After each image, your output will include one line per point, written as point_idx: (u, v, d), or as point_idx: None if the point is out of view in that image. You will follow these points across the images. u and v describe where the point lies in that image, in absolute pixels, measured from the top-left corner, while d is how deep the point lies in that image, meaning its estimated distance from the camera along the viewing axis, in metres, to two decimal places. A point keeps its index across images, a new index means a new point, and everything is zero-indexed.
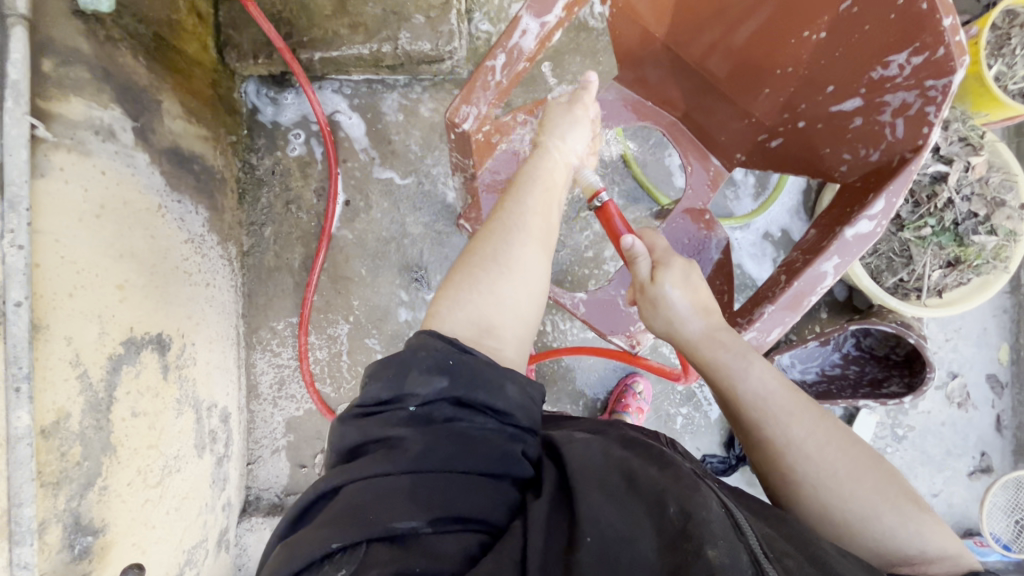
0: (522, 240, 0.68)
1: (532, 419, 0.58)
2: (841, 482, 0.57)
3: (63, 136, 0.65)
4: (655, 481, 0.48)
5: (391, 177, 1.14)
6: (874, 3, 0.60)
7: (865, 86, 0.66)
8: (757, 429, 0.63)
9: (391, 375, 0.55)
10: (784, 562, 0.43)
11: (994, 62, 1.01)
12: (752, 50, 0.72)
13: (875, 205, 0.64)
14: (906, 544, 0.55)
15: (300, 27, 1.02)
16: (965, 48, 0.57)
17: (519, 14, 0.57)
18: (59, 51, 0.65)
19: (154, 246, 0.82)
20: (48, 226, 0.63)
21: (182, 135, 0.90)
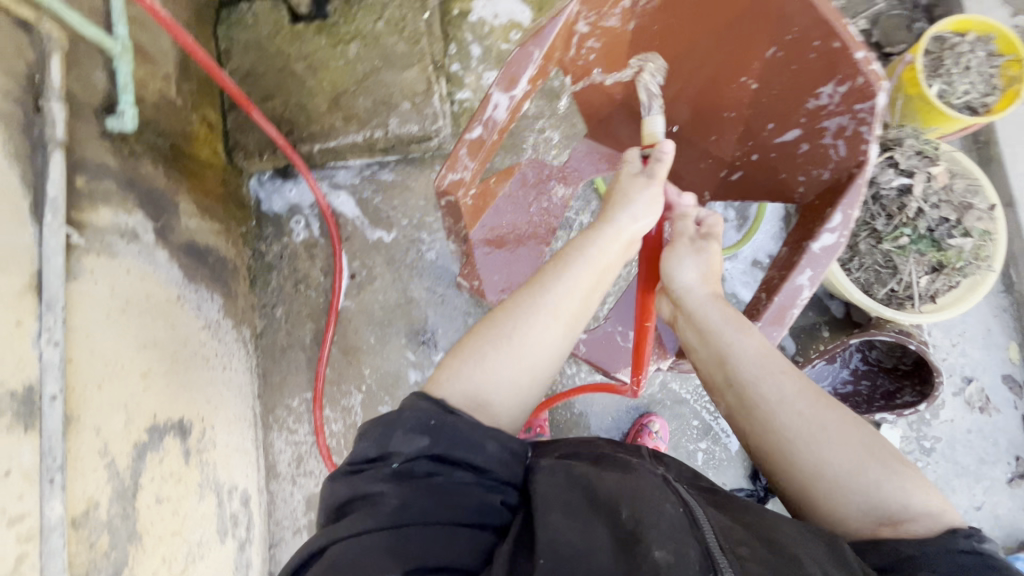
0: (543, 323, 0.68)
1: (512, 471, 0.61)
2: (830, 437, 0.60)
3: (93, 242, 0.72)
4: (613, 497, 0.57)
5: (381, 236, 1.21)
6: (794, 47, 0.67)
7: (805, 116, 0.72)
8: (750, 389, 0.66)
9: (377, 433, 0.57)
10: (738, 551, 0.51)
11: (934, 82, 1.10)
12: (697, 99, 0.78)
13: (834, 219, 0.69)
14: (891, 497, 0.56)
15: (300, 125, 1.14)
16: (882, 75, 0.63)
17: (489, 91, 0.63)
18: (91, 168, 0.74)
19: (174, 335, 0.88)
20: (81, 324, 0.68)
21: (197, 231, 0.98)
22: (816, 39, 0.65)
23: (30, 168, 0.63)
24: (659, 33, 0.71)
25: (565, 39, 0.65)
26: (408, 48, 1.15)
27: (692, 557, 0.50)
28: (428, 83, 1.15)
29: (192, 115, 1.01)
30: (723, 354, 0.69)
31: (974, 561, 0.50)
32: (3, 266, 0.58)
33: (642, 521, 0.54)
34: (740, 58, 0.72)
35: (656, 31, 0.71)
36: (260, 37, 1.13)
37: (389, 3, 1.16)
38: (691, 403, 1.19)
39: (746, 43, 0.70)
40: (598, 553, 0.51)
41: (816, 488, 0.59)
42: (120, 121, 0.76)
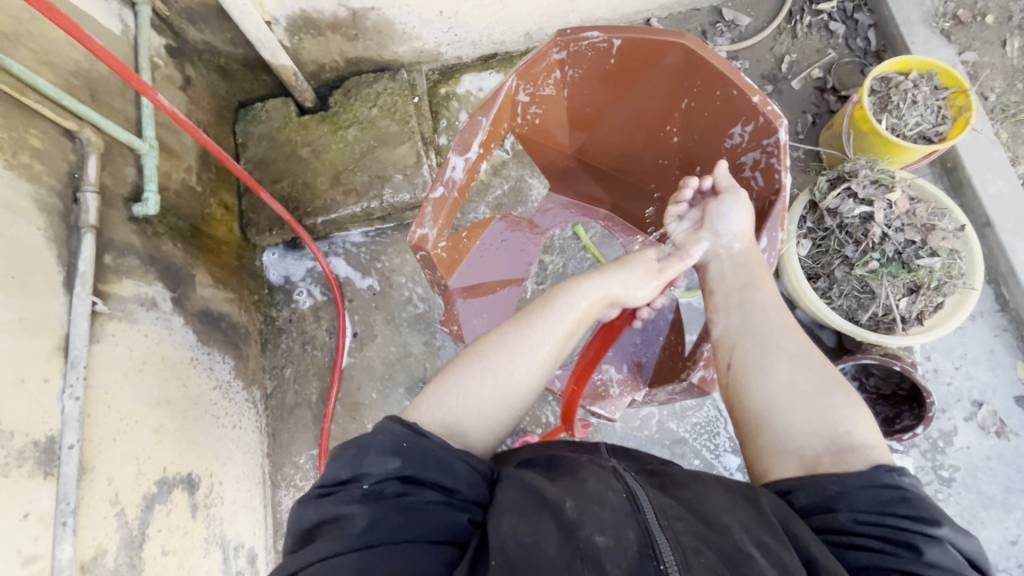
0: (523, 360, 0.73)
1: (477, 491, 0.65)
2: (809, 362, 0.69)
3: (116, 310, 0.82)
4: (559, 496, 0.63)
5: (372, 284, 1.31)
6: (704, 97, 0.76)
7: (724, 154, 0.81)
8: (751, 314, 0.75)
9: (350, 456, 0.62)
10: (675, 524, 0.58)
11: (886, 117, 1.17)
12: (635, 149, 0.87)
13: (761, 243, 0.79)
14: (846, 425, 0.65)
15: (305, 201, 1.27)
16: (780, 113, 0.71)
17: (448, 155, 0.72)
18: (117, 247, 0.85)
19: (186, 393, 0.96)
20: (100, 382, 0.77)
21: (211, 299, 1.09)
22: (718, 90, 0.74)
23: (65, 249, 0.75)
24: (588, 97, 0.80)
25: (509, 107, 0.75)
26: (399, 128, 1.30)
27: (631, 536, 0.57)
28: (418, 157, 1.28)
29: (210, 199, 1.15)
30: (746, 285, 0.77)
31: (889, 495, 0.58)
32: (35, 331, 0.68)
33: (584, 512, 0.61)
34: (662, 110, 0.80)
35: (585, 95, 0.80)
36: (271, 130, 1.30)
37: (383, 92, 1.33)
38: (690, 441, 1.19)
39: (664, 98, 0.79)
40: (545, 543, 0.57)
41: (778, 398, 0.68)
42: (144, 206, 0.89)
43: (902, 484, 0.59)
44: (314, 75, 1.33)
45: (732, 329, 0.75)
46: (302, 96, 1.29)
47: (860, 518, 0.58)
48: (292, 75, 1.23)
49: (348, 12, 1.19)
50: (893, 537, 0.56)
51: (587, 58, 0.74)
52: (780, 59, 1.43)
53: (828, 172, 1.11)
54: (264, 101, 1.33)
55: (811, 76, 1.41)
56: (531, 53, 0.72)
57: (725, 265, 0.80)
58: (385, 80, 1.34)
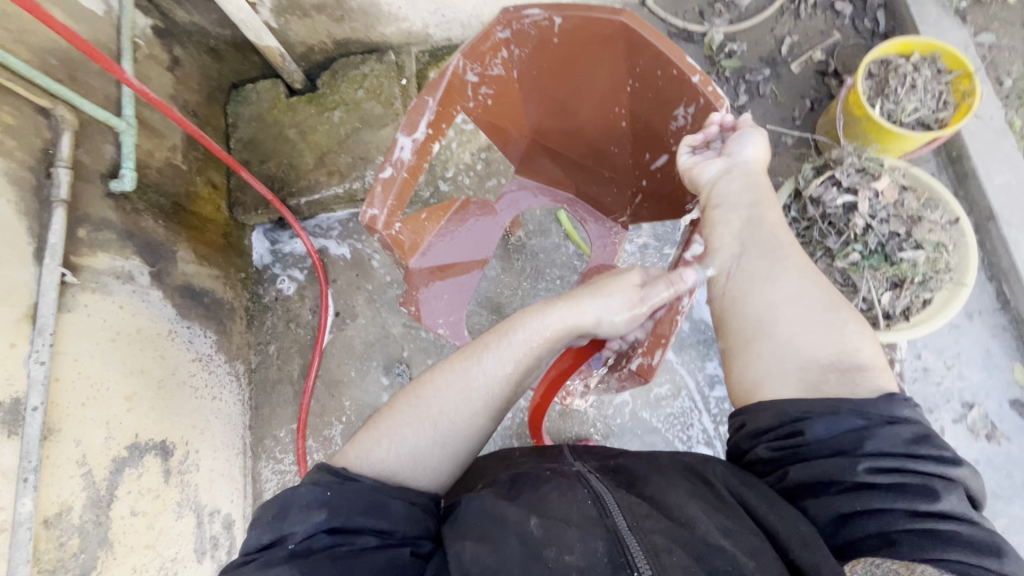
0: (467, 406, 0.68)
1: (419, 526, 0.61)
2: (818, 281, 0.66)
3: (88, 281, 0.86)
4: (521, 515, 0.60)
5: (344, 253, 1.34)
6: (648, 78, 0.75)
7: (674, 138, 0.80)
8: (761, 228, 0.70)
9: (272, 516, 0.57)
10: (645, 525, 0.56)
11: (881, 103, 1.11)
12: (590, 132, 0.85)
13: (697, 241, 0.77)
14: (851, 343, 0.61)
15: (290, 181, 1.30)
16: (721, 94, 0.71)
17: (395, 135, 0.73)
18: (92, 222, 0.89)
19: (163, 364, 1.00)
20: (68, 349, 0.80)
21: (194, 275, 1.12)
22: (659, 70, 0.73)
23: (36, 221, 0.78)
24: (537, 76, 0.79)
25: (458, 87, 0.75)
26: (383, 110, 1.31)
27: (598, 549, 0.55)
28: None
29: (196, 178, 1.18)
30: (752, 204, 0.72)
31: (913, 434, 0.54)
32: (3, 299, 0.72)
33: (550, 530, 0.58)
34: (609, 93, 0.79)
35: (534, 74, 0.78)
36: (260, 111, 1.33)
37: (370, 74, 1.33)
38: (662, 431, 1.17)
39: (609, 80, 0.77)
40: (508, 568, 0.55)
41: (783, 312, 0.64)
42: (120, 182, 0.92)
43: (918, 419, 0.56)
44: (304, 57, 1.34)
45: (736, 241, 0.71)
46: (290, 78, 1.31)
47: (881, 465, 0.53)
48: (278, 56, 1.24)
49: None
50: (910, 484, 0.52)
51: (530, 37, 0.73)
52: (781, 41, 1.36)
53: (815, 161, 1.07)
54: (256, 83, 1.35)
55: (812, 59, 1.35)
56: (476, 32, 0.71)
57: (735, 183, 0.73)
58: (372, 62, 1.35)
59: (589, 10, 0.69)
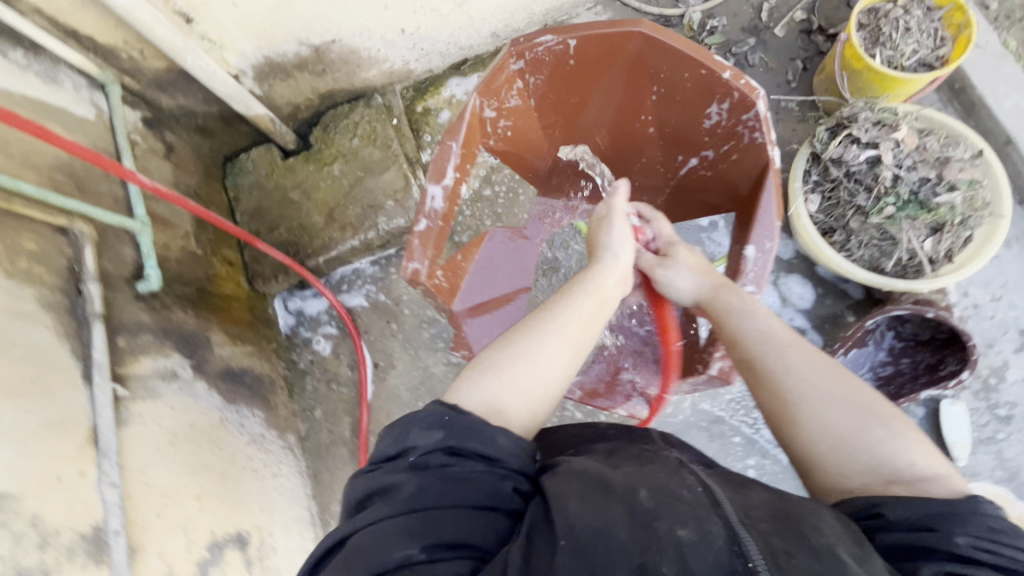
0: (554, 341, 0.73)
1: (525, 463, 0.65)
2: (836, 400, 0.66)
3: (138, 390, 0.84)
4: (628, 485, 0.60)
5: (361, 302, 1.33)
6: (674, 80, 0.76)
7: (708, 136, 0.80)
8: (760, 362, 0.72)
9: (396, 434, 0.64)
10: (759, 526, 0.55)
11: (880, 51, 1.10)
12: (616, 138, 0.87)
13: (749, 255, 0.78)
14: (897, 460, 0.62)
15: (304, 244, 1.29)
16: (755, 85, 0.72)
17: (425, 185, 0.72)
18: (129, 329, 0.87)
19: (221, 454, 0.98)
20: (134, 462, 0.78)
21: (231, 357, 1.11)
22: (687, 73, 0.75)
23: (77, 341, 0.77)
24: (561, 94, 0.80)
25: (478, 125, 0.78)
26: (382, 153, 1.29)
27: (715, 533, 0.54)
28: (405, 180, 1.28)
29: (212, 259, 1.17)
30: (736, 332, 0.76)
31: (1003, 524, 0.54)
32: (63, 429, 0.70)
33: (661, 501, 0.57)
34: (635, 100, 0.81)
35: (555, 95, 0.80)
36: (259, 178, 1.31)
37: (361, 121, 1.32)
38: (726, 419, 1.16)
39: (632, 90, 0.79)
40: (615, 528, 0.55)
41: (823, 445, 0.65)
42: (147, 282, 0.91)
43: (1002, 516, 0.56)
44: (292, 116, 1.33)
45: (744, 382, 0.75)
46: (284, 140, 1.29)
47: (978, 544, 0.53)
48: (269, 122, 1.23)
49: (311, 49, 1.18)
50: (1008, 567, 0.52)
51: (545, 62, 0.75)
52: (759, 7, 1.35)
53: (827, 121, 1.05)
54: (248, 151, 1.33)
55: (794, 20, 1.34)
56: (488, 69, 0.74)
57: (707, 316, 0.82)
58: (361, 108, 1.33)
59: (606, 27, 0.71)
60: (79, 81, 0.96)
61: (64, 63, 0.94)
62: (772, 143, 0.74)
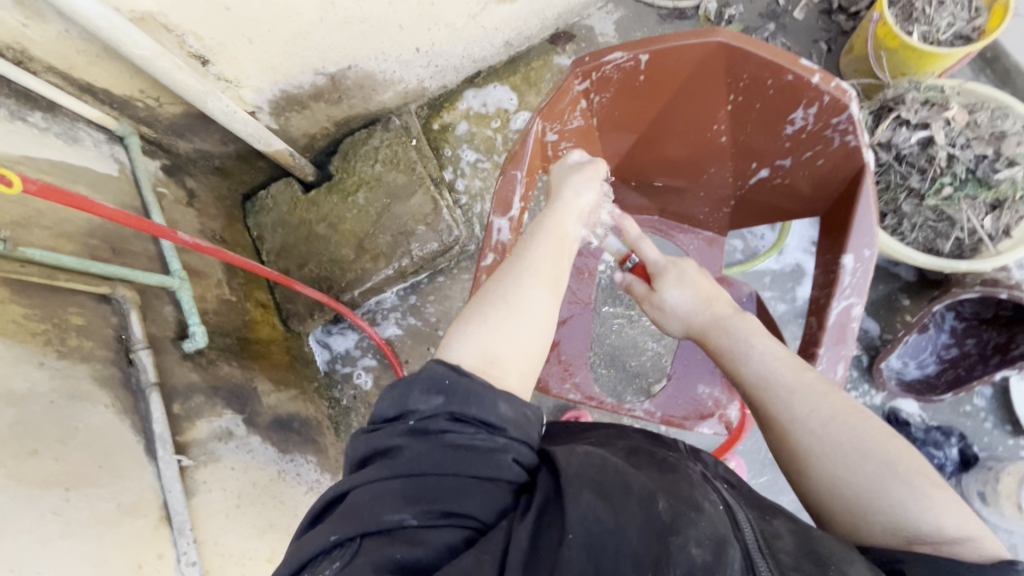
0: (529, 282, 0.72)
1: (526, 432, 0.63)
2: (847, 455, 0.65)
3: (200, 455, 0.80)
4: (647, 490, 0.59)
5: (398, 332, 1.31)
6: (752, 88, 0.72)
7: (788, 142, 0.76)
8: (766, 411, 0.72)
9: (397, 394, 0.62)
10: (778, 555, 0.56)
11: (913, 27, 1.07)
12: (680, 151, 0.83)
13: (847, 262, 0.72)
14: (918, 520, 0.59)
15: (337, 278, 1.25)
16: (845, 87, 0.67)
17: (492, 217, 0.75)
18: (182, 393, 0.83)
19: (284, 508, 0.95)
20: (207, 534, 0.75)
21: (278, 404, 1.08)
22: (768, 79, 0.70)
23: (136, 414, 0.73)
24: (625, 110, 0.77)
25: (539, 150, 0.76)
26: (407, 178, 1.26)
27: (733, 557, 0.55)
28: (434, 203, 1.24)
29: (247, 304, 1.13)
30: (738, 355, 0.78)
31: None
32: (135, 512, 0.66)
33: (679, 514, 0.57)
34: (706, 111, 0.77)
35: (617, 112, 0.77)
36: (282, 215, 1.27)
37: (381, 145, 1.28)
38: None
39: (705, 101, 0.75)
40: (628, 531, 0.55)
41: (842, 492, 0.64)
42: (193, 340, 0.87)
43: None
44: (309, 147, 1.28)
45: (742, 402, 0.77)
46: (303, 172, 1.25)
47: None
48: (288, 156, 1.18)
49: (326, 78, 1.13)
50: None
51: (612, 80, 0.72)
52: None
53: (870, 105, 1.03)
54: (267, 187, 1.29)
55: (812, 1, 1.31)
56: (551, 91, 0.73)
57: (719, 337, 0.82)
58: (379, 132, 1.29)
59: (679, 39, 0.68)
60: (98, 137, 0.92)
61: (82, 120, 0.89)
62: (865, 145, 0.70)
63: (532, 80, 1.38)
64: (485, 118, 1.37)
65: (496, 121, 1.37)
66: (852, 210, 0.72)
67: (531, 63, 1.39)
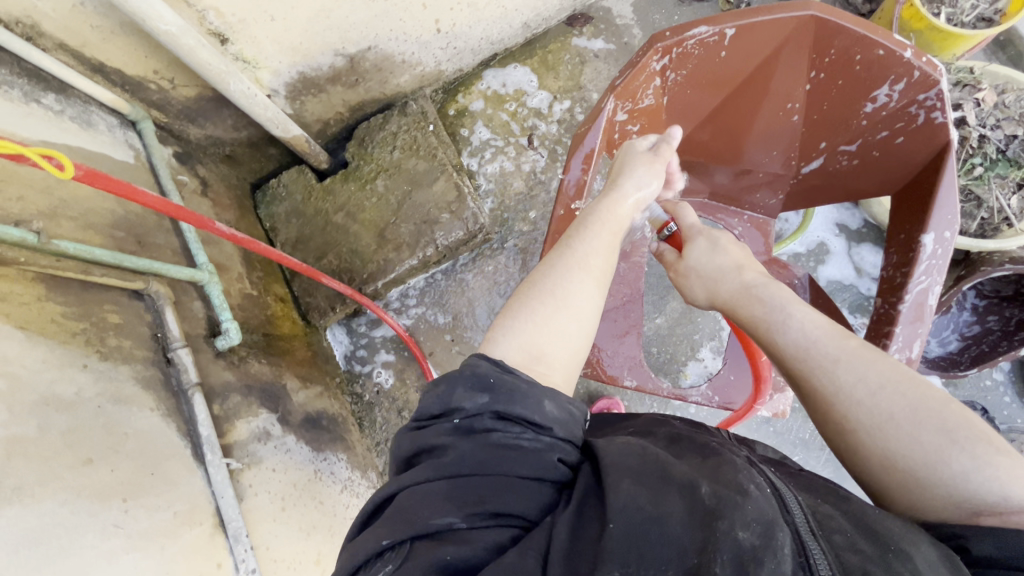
0: (579, 277, 0.68)
1: (570, 431, 0.59)
2: (901, 426, 0.59)
3: (243, 458, 0.76)
4: (688, 474, 0.55)
5: (421, 325, 1.27)
6: (836, 65, 0.72)
7: (866, 120, 0.75)
8: (808, 385, 0.67)
9: (440, 392, 0.59)
10: (834, 539, 0.50)
11: (939, 10, 1.08)
12: (747, 129, 0.82)
13: (928, 243, 0.70)
14: (982, 491, 0.54)
15: (358, 269, 1.20)
16: (936, 63, 0.67)
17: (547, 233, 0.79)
18: (219, 393, 0.78)
19: (324, 508, 0.91)
20: (260, 539, 0.71)
21: (307, 401, 1.03)
22: (858, 53, 0.69)
23: (180, 418, 0.68)
24: (699, 89, 0.76)
25: (610, 130, 0.75)
26: (428, 164, 1.21)
27: (783, 542, 0.49)
28: (457, 190, 1.20)
29: (267, 299, 1.08)
30: (774, 326, 0.73)
31: None
32: (190, 520, 0.62)
33: (724, 499, 0.52)
34: (782, 89, 0.76)
35: (691, 90, 0.77)
36: (296, 204, 1.21)
37: (399, 130, 1.23)
38: None
39: (783, 77, 0.75)
40: (669, 518, 0.50)
41: (893, 468, 0.59)
42: (226, 337, 0.81)
43: None
44: (322, 133, 1.22)
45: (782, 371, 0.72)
46: (318, 160, 1.19)
47: None
48: (304, 142, 1.12)
49: (346, 59, 1.08)
50: None
51: (693, 55, 0.71)
52: None
53: None
54: (279, 176, 1.23)
55: None
56: (627, 68, 0.71)
57: (755, 306, 0.76)
58: (396, 117, 1.24)
59: (771, 11, 0.67)
60: (111, 121, 0.85)
61: (94, 102, 0.83)
62: (953, 124, 0.69)
63: (550, 64, 1.34)
64: (503, 100, 1.33)
65: (513, 103, 1.33)
66: (936, 187, 0.71)
67: (548, 45, 1.35)
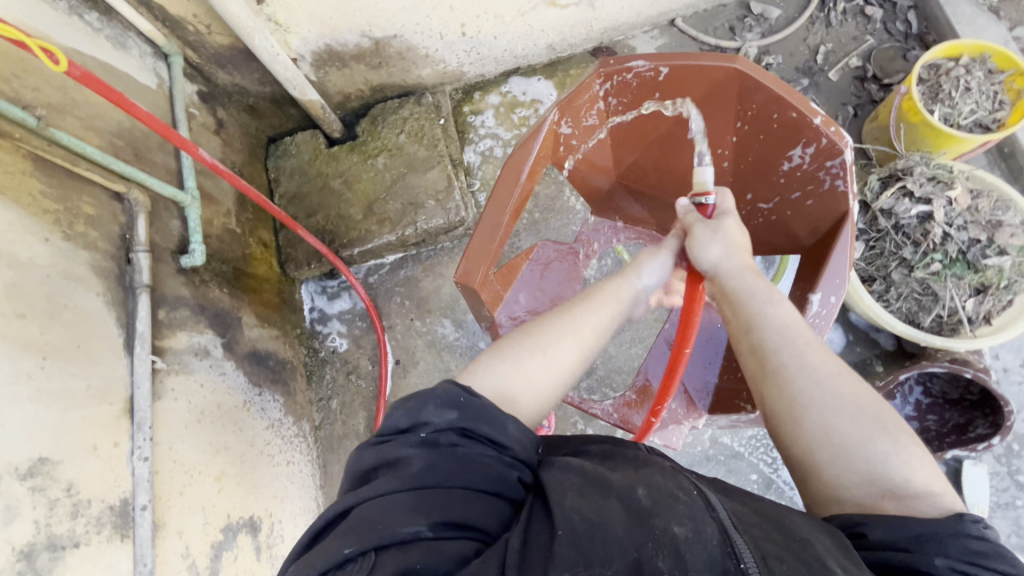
0: (569, 343, 0.72)
1: (527, 453, 0.62)
2: (845, 405, 0.61)
3: (173, 363, 0.83)
4: (625, 483, 0.58)
5: (388, 298, 1.34)
6: (759, 120, 0.77)
7: (784, 177, 0.80)
8: (773, 357, 0.67)
9: (409, 407, 0.60)
10: (752, 531, 0.53)
11: (936, 107, 1.11)
12: (684, 168, 0.87)
13: (812, 306, 0.74)
14: (891, 471, 0.57)
15: (340, 234, 1.28)
16: (843, 134, 0.72)
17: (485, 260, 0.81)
18: (168, 302, 0.86)
19: (241, 437, 0.97)
20: (165, 438, 0.78)
21: (258, 339, 1.10)
22: (775, 112, 0.75)
23: (122, 309, 0.75)
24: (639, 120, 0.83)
25: (553, 139, 0.80)
26: (428, 152, 1.29)
27: (711, 535, 0.52)
28: (448, 181, 1.28)
29: (249, 239, 1.16)
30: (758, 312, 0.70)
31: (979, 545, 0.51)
32: (101, 398, 0.69)
33: (659, 501, 0.56)
34: (714, 134, 0.81)
35: (632, 120, 0.83)
36: (302, 163, 1.30)
37: (410, 117, 1.32)
38: (745, 455, 1.16)
39: (716, 124, 0.80)
40: (612, 524, 0.53)
41: (823, 450, 0.60)
42: (191, 257, 0.89)
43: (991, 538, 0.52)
44: (340, 105, 1.33)
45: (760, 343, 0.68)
46: (330, 128, 1.28)
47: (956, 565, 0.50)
48: (320, 108, 1.21)
49: (371, 42, 1.17)
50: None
51: (632, 86, 0.78)
52: (815, 50, 1.38)
53: (880, 171, 1.06)
54: (294, 134, 1.32)
55: (848, 66, 1.37)
56: (573, 87, 0.78)
57: (745, 279, 0.72)
58: (410, 105, 1.33)
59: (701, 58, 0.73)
60: (145, 50, 0.96)
61: (134, 30, 0.94)
62: (852, 195, 0.74)
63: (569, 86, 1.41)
64: (517, 105, 1.41)
65: (526, 111, 1.40)
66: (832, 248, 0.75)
67: (570, 69, 1.43)
